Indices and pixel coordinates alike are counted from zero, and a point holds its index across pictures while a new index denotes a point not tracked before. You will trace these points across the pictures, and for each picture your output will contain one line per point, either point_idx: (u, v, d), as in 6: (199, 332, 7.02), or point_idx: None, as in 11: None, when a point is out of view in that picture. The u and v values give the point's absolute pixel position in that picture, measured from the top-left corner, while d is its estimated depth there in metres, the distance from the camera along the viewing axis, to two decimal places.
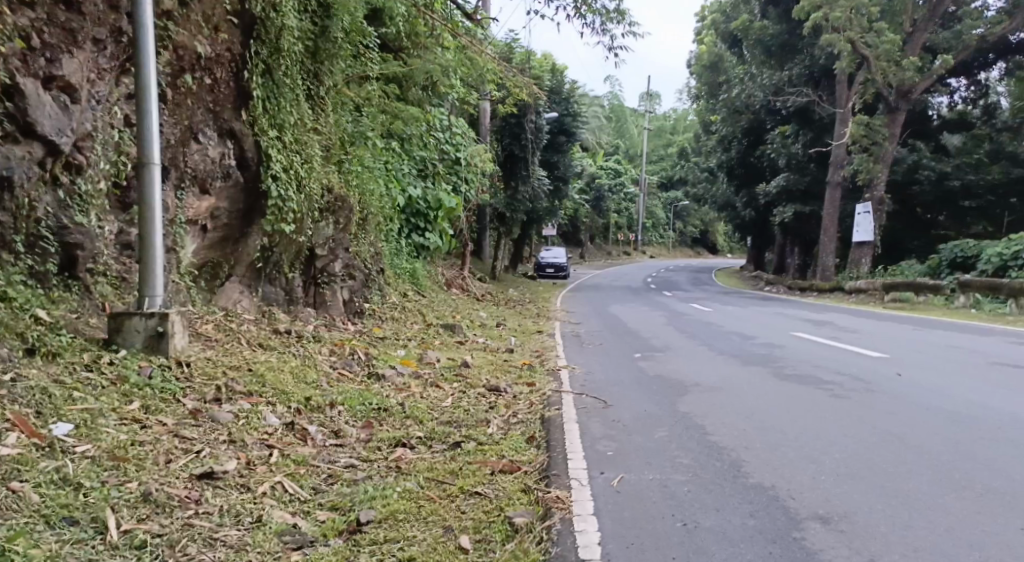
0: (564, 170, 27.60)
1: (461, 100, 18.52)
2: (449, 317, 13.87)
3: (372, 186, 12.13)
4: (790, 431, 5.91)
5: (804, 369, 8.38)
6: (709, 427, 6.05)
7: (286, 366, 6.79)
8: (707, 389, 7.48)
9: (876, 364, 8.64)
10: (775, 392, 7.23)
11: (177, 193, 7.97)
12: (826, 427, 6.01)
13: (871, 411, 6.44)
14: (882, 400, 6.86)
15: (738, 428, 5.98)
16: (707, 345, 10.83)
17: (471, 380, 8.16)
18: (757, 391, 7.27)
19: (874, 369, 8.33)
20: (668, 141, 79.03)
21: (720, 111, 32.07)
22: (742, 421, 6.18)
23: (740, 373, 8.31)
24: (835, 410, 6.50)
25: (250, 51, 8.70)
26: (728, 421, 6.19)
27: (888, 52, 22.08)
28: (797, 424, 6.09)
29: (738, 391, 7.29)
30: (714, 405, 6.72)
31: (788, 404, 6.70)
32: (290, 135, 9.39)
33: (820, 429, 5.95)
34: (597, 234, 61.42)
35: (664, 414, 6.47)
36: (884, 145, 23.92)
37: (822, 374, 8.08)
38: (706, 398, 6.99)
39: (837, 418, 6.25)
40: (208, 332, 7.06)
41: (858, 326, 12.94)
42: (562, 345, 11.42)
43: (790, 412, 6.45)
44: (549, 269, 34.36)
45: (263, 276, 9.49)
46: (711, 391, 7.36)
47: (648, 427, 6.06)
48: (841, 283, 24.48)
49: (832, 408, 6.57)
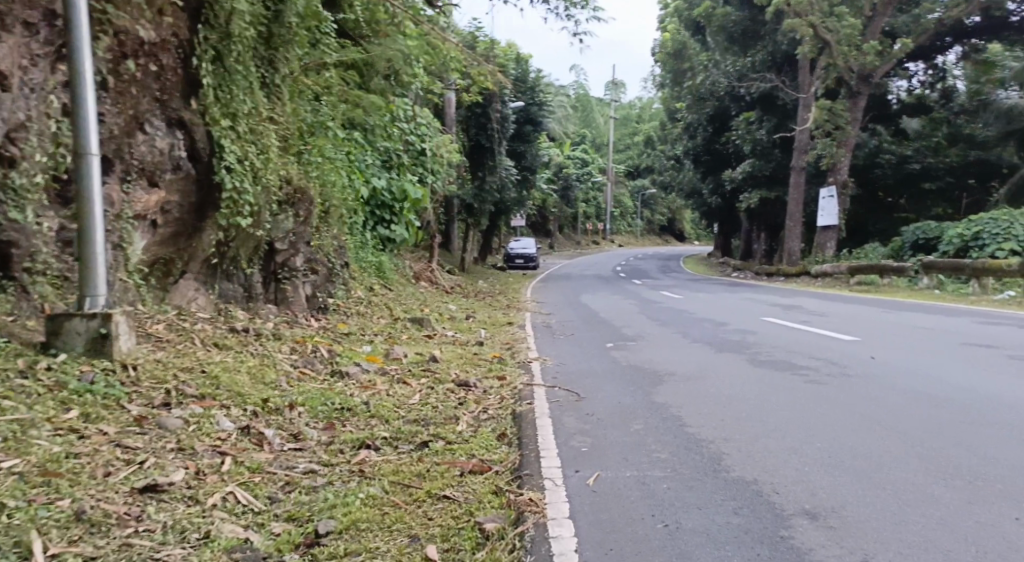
0: (531, 160, 27.35)
1: (425, 90, 18.17)
2: (417, 311, 13.56)
3: (334, 177, 11.76)
4: (770, 420, 5.69)
5: (778, 355, 8.21)
6: (686, 418, 5.82)
7: (243, 366, 6.44)
8: (682, 378, 7.26)
9: (850, 347, 8.49)
10: (751, 379, 7.03)
11: (122, 186, 7.59)
12: (806, 415, 5.81)
13: (849, 397, 6.26)
14: (860, 384, 6.68)
15: (716, 419, 5.75)
16: (680, 333, 10.64)
17: (440, 375, 7.87)
18: (733, 379, 7.07)
19: (848, 353, 8.17)
20: (634, 130, 79.14)
21: (686, 98, 31.98)
22: (720, 410, 5.97)
23: (715, 361, 8.11)
24: (813, 397, 6.31)
25: (198, 37, 8.33)
26: (706, 411, 5.96)
27: (848, 37, 22.10)
28: (775, 412, 5.89)
29: (715, 380, 7.07)
30: (689, 395, 6.51)
31: (765, 392, 6.51)
32: (245, 124, 8.94)
33: (800, 417, 5.75)
34: (566, 223, 61.33)
35: (639, 406, 6.23)
36: (847, 129, 23.98)
37: (797, 359, 7.90)
38: (682, 388, 6.76)
39: (815, 404, 6.07)
40: (158, 332, 6.69)
41: (827, 309, 12.86)
42: (532, 337, 11.15)
43: (768, 400, 6.25)
44: (518, 259, 34.12)
45: (219, 273, 9.13)
46: (686, 379, 7.15)
47: (624, 420, 5.81)
48: (807, 267, 24.51)
49: (809, 394, 6.38)
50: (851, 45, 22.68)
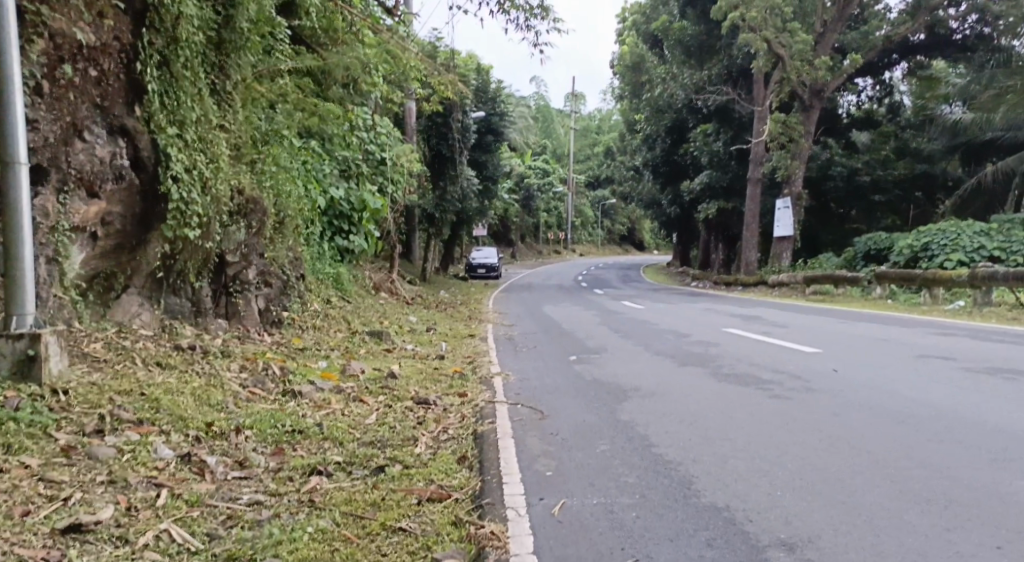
0: (492, 170, 27.16)
1: (385, 100, 17.84)
2: (376, 323, 13.23)
3: (289, 186, 11.38)
4: (739, 439, 5.49)
5: (742, 368, 8.05)
6: (653, 438, 5.60)
7: (187, 388, 6.07)
8: (647, 393, 7.05)
9: (814, 360, 8.35)
10: (716, 394, 6.85)
11: (58, 197, 7.18)
12: (774, 433, 5.62)
13: (817, 413, 6.09)
14: (827, 399, 6.52)
15: (683, 438, 5.54)
16: (643, 345, 10.45)
17: (399, 392, 7.57)
18: (699, 394, 6.88)
19: (811, 365, 8.05)
20: (594, 141, 79.49)
21: (645, 110, 32.02)
22: (687, 429, 5.76)
23: (679, 375, 7.92)
24: (779, 413, 6.14)
25: (143, 41, 7.98)
26: (672, 430, 5.75)
27: (801, 52, 22.30)
28: (744, 430, 5.70)
29: (680, 396, 6.87)
30: (654, 412, 6.29)
31: (732, 408, 6.31)
32: (194, 132, 8.62)
33: (768, 435, 5.56)
34: (528, 233, 61.24)
35: (604, 424, 6.00)
36: (801, 142, 24.19)
37: (762, 373, 7.74)
38: (647, 404, 6.55)
39: (782, 421, 5.90)
40: (95, 352, 6.32)
41: (788, 320, 12.79)
42: (494, 350, 10.88)
43: (735, 416, 6.06)
44: (480, 269, 33.88)
45: (166, 287, 8.76)
46: (651, 395, 6.93)
47: (588, 440, 5.58)
48: (764, 277, 24.61)
49: (775, 410, 6.21)
50: (804, 60, 22.88)
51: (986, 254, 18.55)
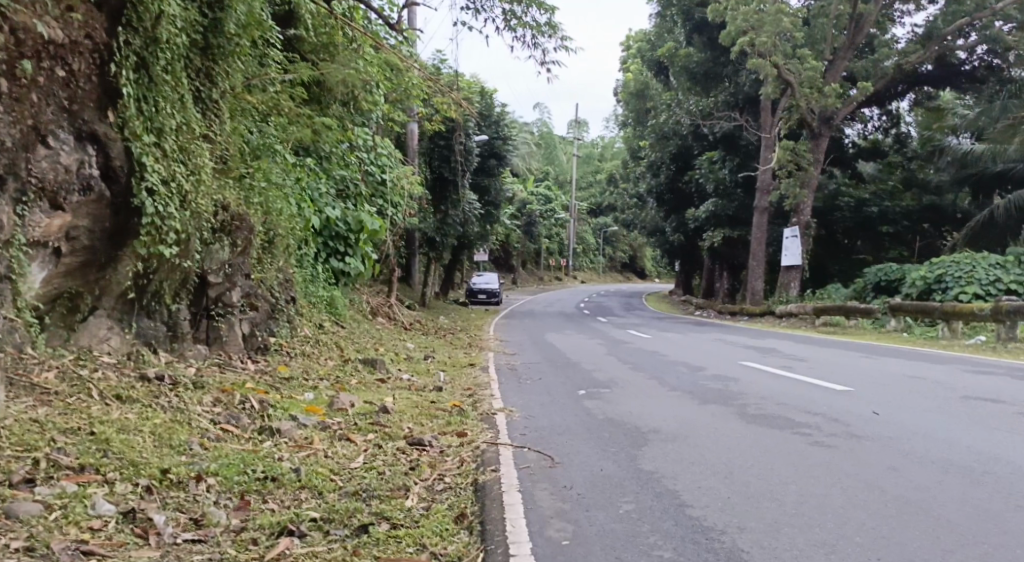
0: (494, 195, 26.52)
1: (385, 120, 17.15)
2: (371, 351, 12.47)
3: (280, 204, 10.66)
4: (789, 500, 4.73)
5: (770, 408, 7.31)
6: (685, 496, 4.83)
7: (147, 426, 5.30)
8: (670, 437, 6.28)
9: (848, 399, 7.63)
10: (750, 440, 6.09)
11: (17, 208, 6.51)
12: (828, 493, 4.86)
13: (871, 468, 5.33)
14: (878, 449, 5.77)
15: (722, 497, 4.78)
16: (655, 379, 9.70)
17: (391, 430, 6.81)
18: (729, 439, 6.12)
19: (848, 406, 7.30)
20: (597, 168, 79.15)
21: (648, 137, 31.29)
22: (725, 486, 4.98)
23: (700, 415, 7.16)
24: (827, 465, 5.39)
25: (117, 40, 7.38)
26: (706, 485, 4.99)
27: (811, 79, 21.66)
28: (791, 489, 4.94)
29: (706, 440, 6.10)
30: (681, 461, 5.52)
31: (770, 458, 5.56)
32: (174, 141, 7.95)
33: (822, 496, 4.80)
34: (529, 259, 60.60)
35: (624, 476, 5.24)
36: (810, 170, 23.50)
37: (792, 414, 7.00)
38: (672, 451, 5.80)
39: (833, 477, 5.14)
40: (46, 383, 5.58)
41: (805, 353, 12.08)
42: (494, 382, 10.10)
43: (776, 471, 5.30)
44: (480, 294, 33.13)
45: (140, 308, 8.00)
46: (675, 440, 6.16)
47: (610, 498, 4.82)
48: (771, 307, 23.81)
49: (822, 463, 5.46)
50: (814, 87, 22.15)
51: (1003, 288, 17.83)
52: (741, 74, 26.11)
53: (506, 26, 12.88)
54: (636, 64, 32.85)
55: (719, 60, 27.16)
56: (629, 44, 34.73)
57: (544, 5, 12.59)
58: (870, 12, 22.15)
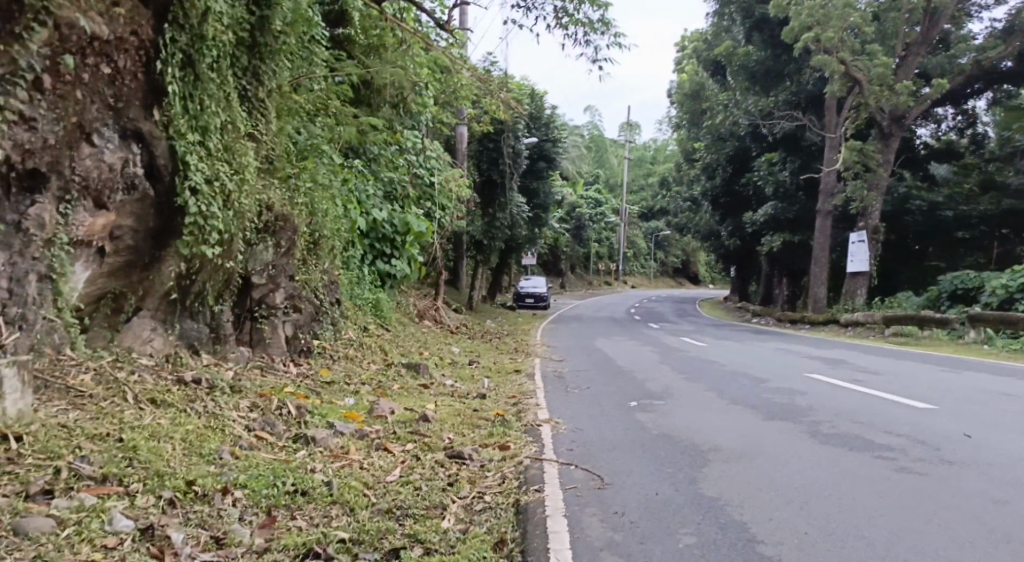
0: (543, 197, 26.22)
1: (434, 121, 17.01)
2: (415, 354, 12.27)
3: (326, 205, 10.55)
4: (873, 536, 4.36)
5: (844, 427, 6.86)
6: (755, 529, 4.49)
7: (179, 431, 5.15)
8: (733, 457, 5.92)
9: (930, 419, 7.15)
10: (823, 462, 5.71)
11: (59, 207, 6.42)
12: (915, 528, 4.48)
13: (965, 499, 4.90)
14: (968, 477, 5.34)
15: (797, 532, 4.43)
16: (713, 390, 9.29)
17: (430, 439, 6.58)
18: (800, 461, 5.74)
19: (930, 426, 6.83)
20: (649, 171, 78.27)
21: (705, 138, 30.73)
22: (798, 519, 4.60)
23: (766, 432, 6.77)
24: (913, 496, 4.98)
25: (164, 37, 7.28)
26: (778, 517, 4.64)
27: (881, 76, 21.01)
28: (873, 522, 4.56)
29: (774, 463, 5.72)
30: (748, 487, 5.17)
31: (851, 488, 5.14)
32: (218, 140, 7.84)
33: (909, 532, 4.41)
34: (578, 263, 60.11)
35: (686, 502, 4.92)
36: (879, 171, 22.73)
37: (871, 435, 6.54)
38: (736, 474, 5.45)
39: (920, 509, 4.74)
40: (81, 385, 5.46)
41: (876, 365, 11.50)
42: (541, 390, 9.80)
43: (854, 500, 4.91)
44: (528, 299, 32.82)
45: (183, 309, 7.90)
46: (738, 461, 5.78)
47: (670, 528, 4.51)
48: (835, 315, 23.01)
49: (906, 492, 5.05)
50: (884, 85, 21.47)
51: None
52: (804, 72, 25.45)
53: (558, 23, 12.62)
54: (690, 65, 32.10)
55: (780, 58, 26.57)
56: (684, 44, 34.23)
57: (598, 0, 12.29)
58: (947, 7, 21.39)
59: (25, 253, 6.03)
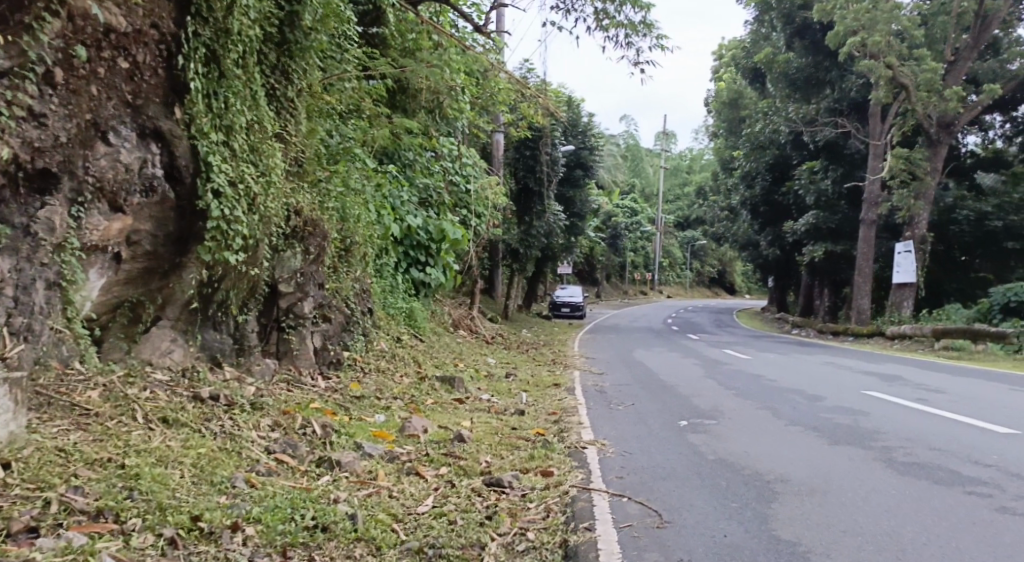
0: (580, 206, 25.64)
1: (471, 127, 16.54)
2: (449, 367, 11.72)
3: (359, 210, 10.12)
4: None
5: (923, 456, 6.18)
6: None
7: (193, 455, 4.68)
8: (806, 490, 5.32)
9: (1017, 446, 6.45)
10: (910, 500, 5.07)
11: (71, 209, 6.00)
12: None
13: None
14: None
15: None
16: (768, 409, 8.63)
17: (466, 463, 6.05)
18: (882, 498, 5.12)
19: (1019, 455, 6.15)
20: (687, 180, 77.32)
21: (744, 146, 29.97)
22: None
23: (834, 459, 6.16)
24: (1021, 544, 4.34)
25: (185, 32, 6.89)
26: None
27: (929, 81, 20.13)
28: None
29: (855, 501, 5.08)
30: (827, 530, 4.59)
31: (949, 534, 4.49)
32: (244, 140, 7.41)
33: None
34: (613, 273, 59.37)
35: (759, 548, 4.35)
36: (926, 180, 21.57)
37: (957, 466, 5.85)
38: (811, 512, 4.87)
39: None
40: (89, 403, 5.02)
41: (937, 382, 10.73)
42: (582, 407, 9.23)
43: (952, 550, 4.29)
44: (564, 308, 32.23)
45: (204, 319, 7.42)
46: (814, 496, 5.16)
47: None
48: (880, 328, 22.01)
49: (1012, 539, 4.41)
50: (932, 91, 20.55)
51: None
52: (848, 78, 24.54)
53: (599, 25, 12.09)
54: (728, 73, 31.73)
55: (822, 65, 25.72)
56: (722, 51, 33.46)
57: (640, 1, 11.68)
58: (998, 9, 20.47)
59: (33, 258, 5.61)
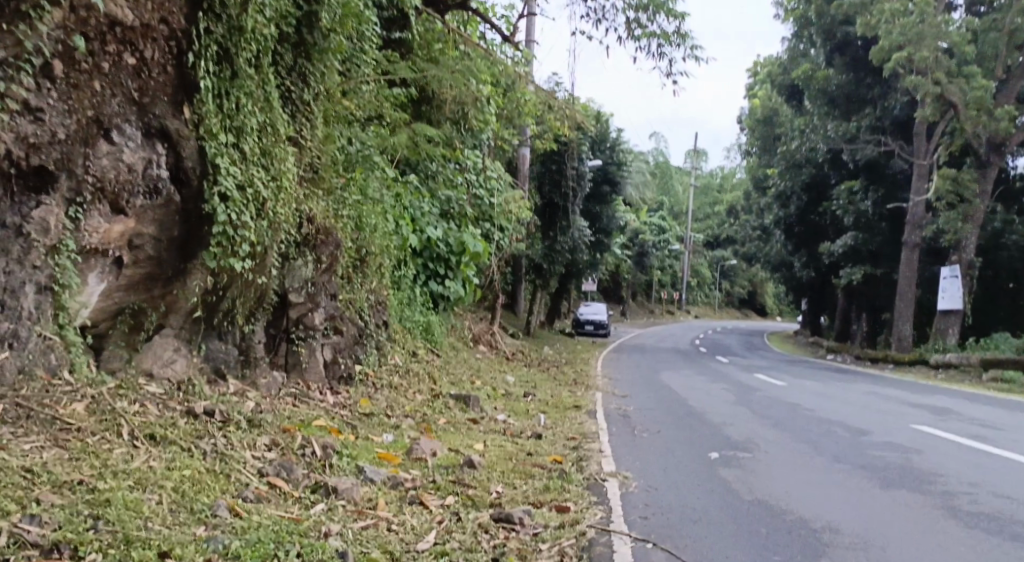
0: (607, 222, 25.16)
1: (497, 139, 16.17)
2: (466, 385, 11.27)
3: (375, 219, 9.79)
4: None
5: (988, 504, 5.84)
6: None
7: (177, 479, 4.33)
8: (857, 549, 4.87)
9: None
10: None
11: (68, 210, 5.70)
12: None
13: None
14: None
15: None
16: (807, 444, 8.14)
17: (475, 492, 5.63)
18: None
19: None
20: (716, 200, 76.62)
21: (778, 165, 29.40)
22: None
23: (887, 510, 5.68)
24: None
25: (197, 28, 6.58)
26: None
27: (978, 99, 19.50)
28: None
29: None
30: None
31: None
32: (255, 142, 7.11)
33: None
34: (639, 291, 58.73)
35: None
36: (975, 202, 20.96)
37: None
38: None
39: None
40: (72, 415, 4.68)
41: (988, 417, 10.24)
42: (606, 433, 8.78)
43: None
44: (588, 325, 31.74)
45: (209, 328, 7.06)
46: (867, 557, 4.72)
47: None
48: (923, 356, 21.21)
49: None
50: (981, 110, 19.88)
51: None
52: (890, 96, 23.90)
53: (630, 35, 11.74)
54: (763, 91, 31.20)
55: (864, 82, 25.08)
56: (757, 68, 32.89)
57: (673, 11, 11.36)
58: None
59: (25, 260, 5.36)
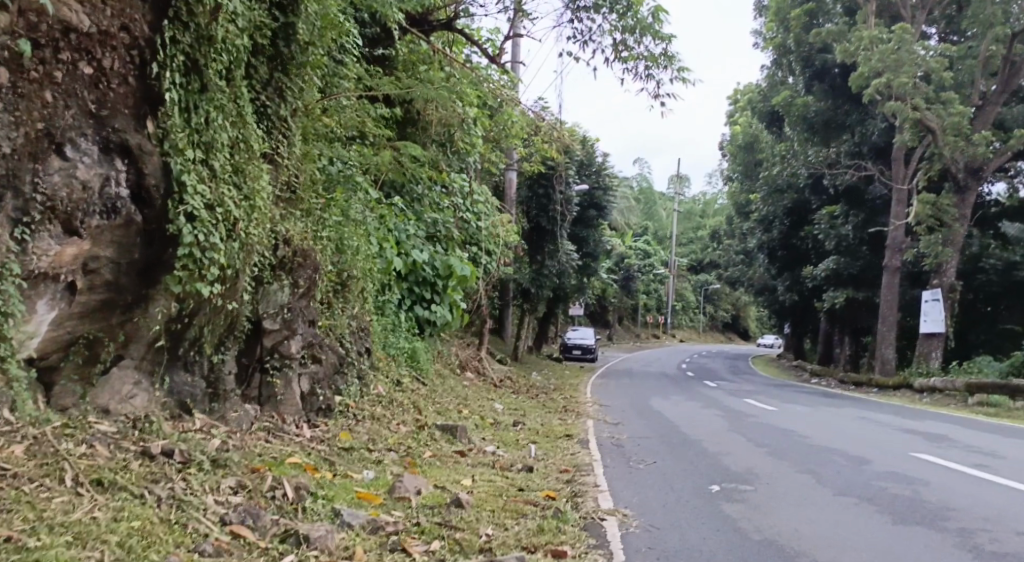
0: (593, 247, 24.79)
1: (483, 161, 15.76)
2: (453, 414, 10.74)
3: (358, 242, 9.30)
4: None
5: (1011, 543, 5.37)
6: None
7: (118, 536, 3.82)
8: None
9: None
10: None
11: (14, 231, 5.23)
12: None
13: None
14: None
15: None
16: (811, 474, 7.67)
17: (464, 535, 5.11)
18: None
19: None
20: (700, 225, 76.59)
21: (761, 189, 29.22)
22: None
23: (906, 550, 5.21)
24: None
25: (162, 37, 6.12)
26: None
27: (957, 124, 19.34)
28: None
29: None
30: None
31: None
32: (226, 160, 6.60)
33: None
34: (625, 315, 58.38)
35: None
36: (954, 227, 20.73)
37: None
38: None
39: None
40: (9, 458, 4.19)
41: (991, 444, 9.80)
42: (600, 464, 8.30)
43: None
44: (574, 350, 31.30)
45: (173, 359, 6.54)
46: None
47: None
48: (908, 379, 20.85)
49: None
50: (959, 134, 19.73)
51: None
52: (869, 122, 23.80)
53: (618, 57, 11.40)
54: (744, 117, 31.09)
55: (842, 109, 24.77)
56: (737, 96, 32.74)
57: (661, 33, 11.04)
58: None
59: None
